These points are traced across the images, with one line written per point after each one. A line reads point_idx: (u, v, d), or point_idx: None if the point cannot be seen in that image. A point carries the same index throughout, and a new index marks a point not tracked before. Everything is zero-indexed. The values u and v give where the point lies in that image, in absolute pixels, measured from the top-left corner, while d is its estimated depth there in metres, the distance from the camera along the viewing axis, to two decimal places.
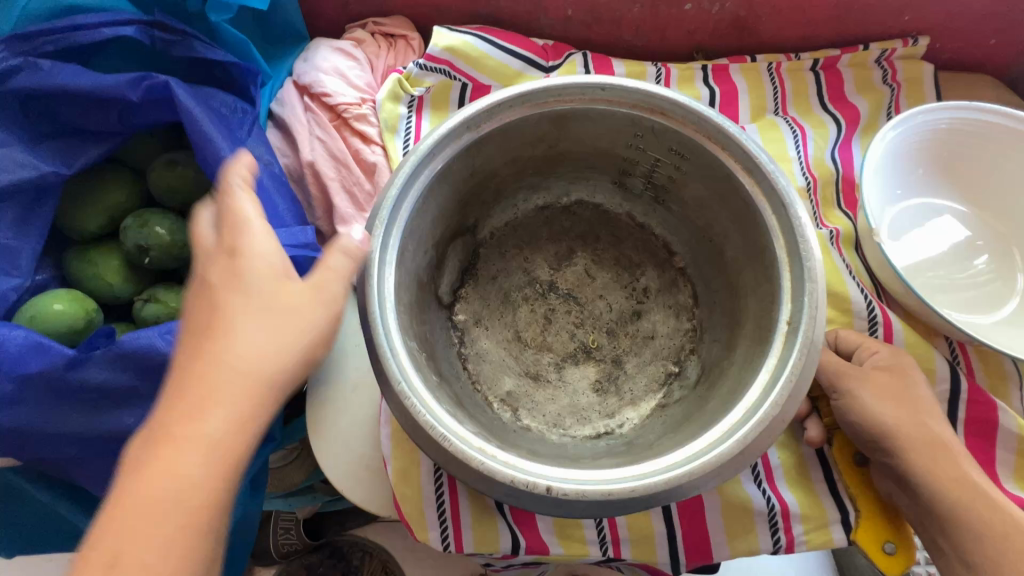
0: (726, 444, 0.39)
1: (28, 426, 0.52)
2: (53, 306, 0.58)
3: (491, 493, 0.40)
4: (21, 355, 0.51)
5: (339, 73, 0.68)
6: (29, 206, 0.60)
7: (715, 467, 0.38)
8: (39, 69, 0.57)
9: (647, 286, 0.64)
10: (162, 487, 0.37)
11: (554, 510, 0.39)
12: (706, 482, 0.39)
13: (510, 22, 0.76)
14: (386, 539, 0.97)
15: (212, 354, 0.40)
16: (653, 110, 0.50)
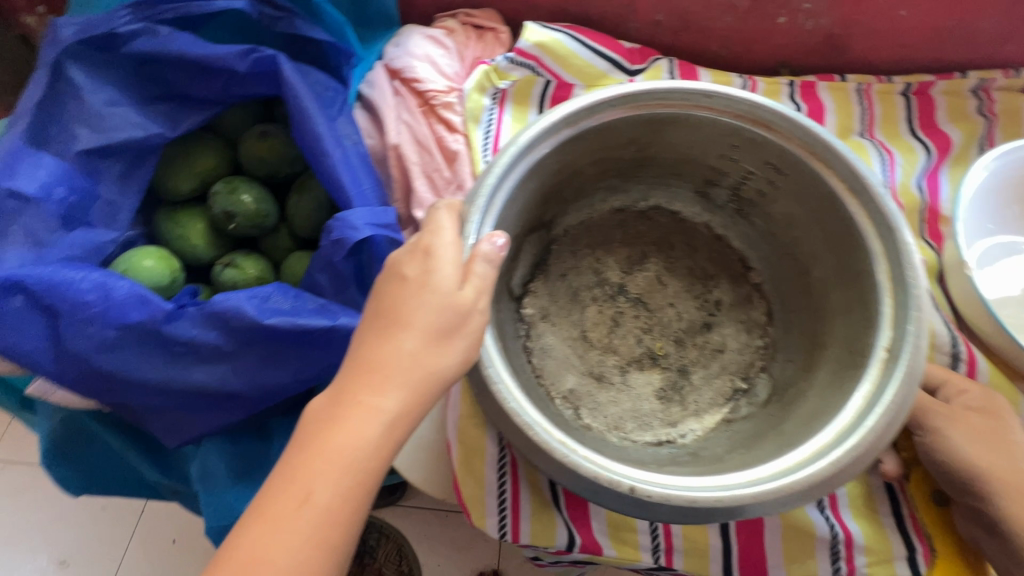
0: (819, 466, 0.38)
1: (120, 373, 0.54)
2: (146, 262, 0.60)
3: (573, 488, 0.40)
4: (125, 304, 0.53)
5: (431, 60, 0.69)
6: (131, 164, 0.63)
7: (805, 487, 0.38)
8: (157, 35, 0.60)
9: (719, 299, 0.63)
10: (343, 456, 0.38)
11: (634, 512, 0.39)
12: (794, 502, 0.38)
13: (597, 23, 0.76)
14: (402, 524, 1.04)
15: (390, 340, 0.40)
16: (756, 122, 0.49)
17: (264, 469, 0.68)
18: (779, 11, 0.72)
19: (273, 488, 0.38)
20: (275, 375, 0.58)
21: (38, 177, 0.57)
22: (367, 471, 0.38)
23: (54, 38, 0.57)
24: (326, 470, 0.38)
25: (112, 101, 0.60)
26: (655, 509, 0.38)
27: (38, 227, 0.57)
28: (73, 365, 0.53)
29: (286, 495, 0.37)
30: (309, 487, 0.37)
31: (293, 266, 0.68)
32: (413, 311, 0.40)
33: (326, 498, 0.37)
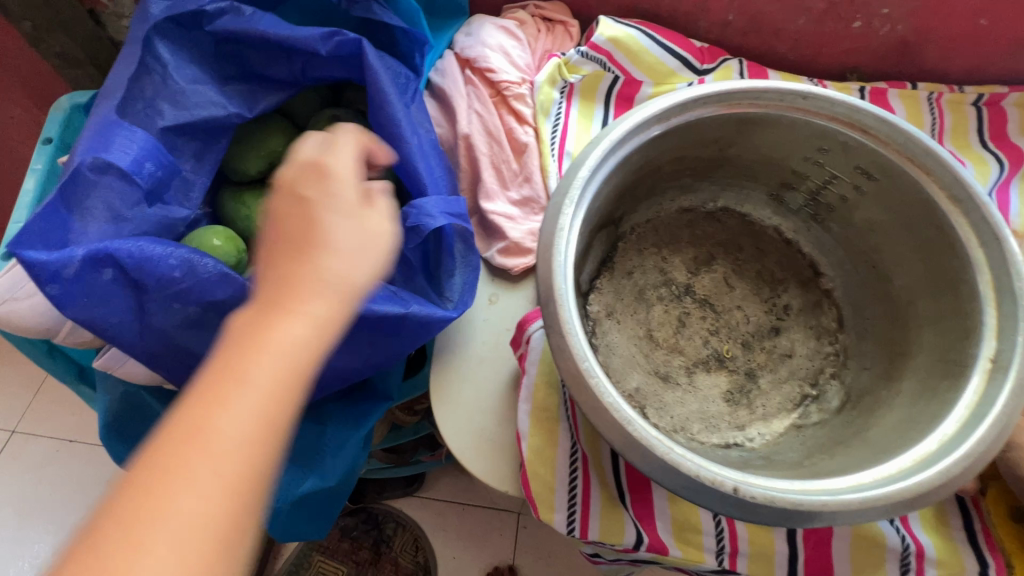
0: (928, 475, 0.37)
1: (203, 350, 0.55)
2: (218, 242, 0.61)
3: (669, 486, 0.40)
4: (211, 283, 0.52)
5: (504, 51, 0.69)
6: (206, 142, 0.63)
7: (911, 496, 0.37)
8: (241, 14, 0.59)
9: (788, 304, 0.63)
10: (255, 368, 0.35)
11: (734, 513, 0.39)
12: (899, 511, 0.38)
13: (666, 21, 0.76)
14: (418, 514, 1.11)
15: (309, 258, 0.39)
16: (852, 126, 0.49)
17: (318, 454, 0.68)
18: (855, 15, 0.71)
19: (185, 418, 0.33)
20: (345, 359, 0.58)
21: (129, 150, 0.54)
22: (286, 398, 0.35)
23: (145, 13, 0.57)
24: (245, 381, 0.34)
25: (195, 80, 0.60)
26: (758, 511, 0.38)
27: (118, 201, 0.55)
28: (151, 342, 0.54)
29: (206, 424, 0.33)
30: (234, 415, 0.33)
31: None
32: (364, 233, 0.41)
33: (244, 412, 0.34)
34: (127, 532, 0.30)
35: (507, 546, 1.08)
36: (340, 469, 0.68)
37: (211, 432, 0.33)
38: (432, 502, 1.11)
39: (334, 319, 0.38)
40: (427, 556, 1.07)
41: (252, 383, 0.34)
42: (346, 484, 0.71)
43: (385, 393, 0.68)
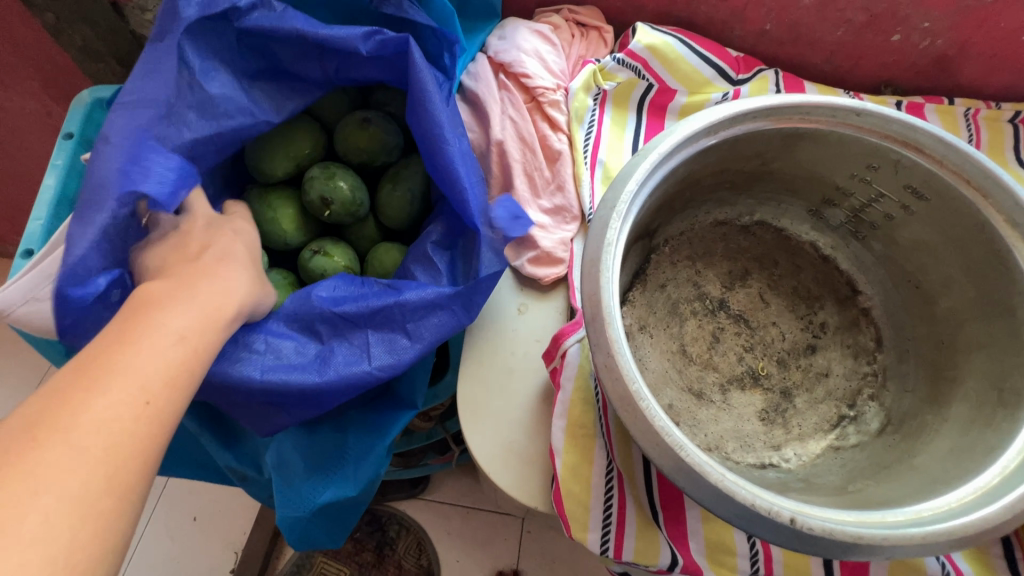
0: (994, 509, 0.36)
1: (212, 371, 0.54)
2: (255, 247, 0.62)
3: (721, 513, 0.38)
4: None
5: (539, 56, 0.68)
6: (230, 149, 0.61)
7: (976, 532, 0.36)
8: (274, 11, 0.58)
9: (824, 322, 0.62)
10: (157, 352, 0.39)
11: (788, 544, 0.38)
12: (963, 546, 0.36)
13: (701, 29, 0.74)
14: (422, 517, 1.09)
15: (217, 276, 0.49)
16: (907, 144, 0.47)
17: (339, 463, 0.66)
18: (895, 28, 0.69)
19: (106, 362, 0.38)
20: (370, 363, 0.57)
21: (165, 179, 0.53)
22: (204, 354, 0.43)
23: (176, 14, 0.54)
24: (140, 357, 0.38)
25: (225, 85, 0.59)
26: (814, 543, 0.37)
27: (146, 225, 0.54)
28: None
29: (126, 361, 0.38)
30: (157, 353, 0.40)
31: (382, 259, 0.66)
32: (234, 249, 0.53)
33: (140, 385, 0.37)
34: (29, 447, 0.32)
35: (510, 552, 1.07)
36: (362, 477, 0.67)
37: (123, 371, 0.37)
38: (437, 505, 1.10)
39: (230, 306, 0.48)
40: (430, 558, 1.06)
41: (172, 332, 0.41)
42: (367, 494, 0.70)
43: (410, 401, 0.66)
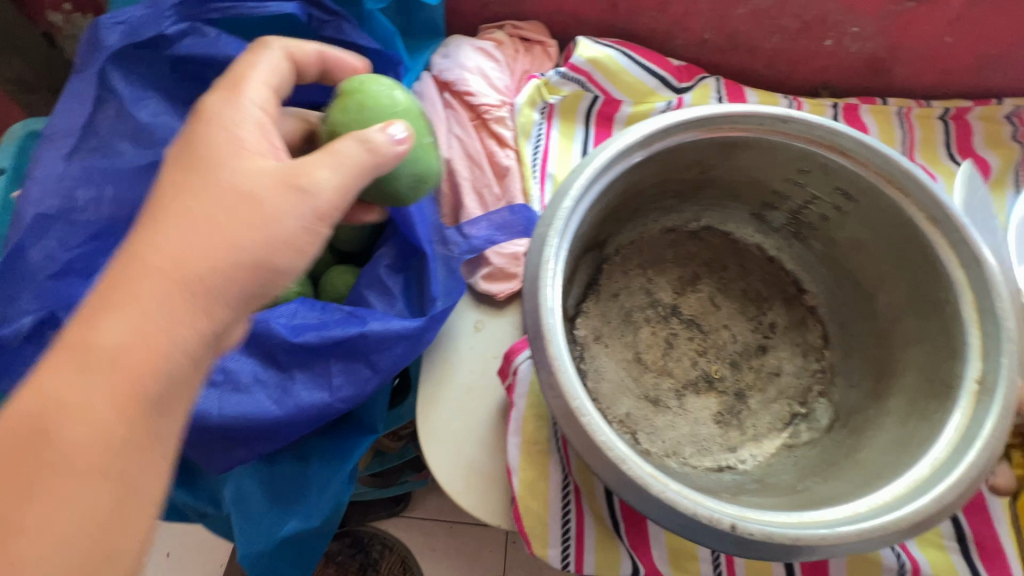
0: (925, 501, 0.37)
1: None
2: (398, 95, 0.49)
3: (664, 523, 0.39)
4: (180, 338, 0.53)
5: (483, 73, 0.68)
6: None
7: (910, 525, 0.37)
8: (204, 36, 0.56)
9: (774, 322, 0.63)
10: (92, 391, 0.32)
11: (731, 549, 0.38)
12: (901, 538, 0.37)
13: (644, 40, 0.76)
14: (404, 536, 1.07)
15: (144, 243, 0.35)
16: (832, 147, 0.49)
17: (302, 494, 0.65)
18: (827, 33, 0.72)
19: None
20: (331, 395, 0.55)
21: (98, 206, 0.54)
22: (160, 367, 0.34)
23: (98, 43, 0.54)
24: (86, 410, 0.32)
25: (158, 113, 0.56)
26: (757, 547, 0.37)
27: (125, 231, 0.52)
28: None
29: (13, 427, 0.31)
30: (50, 409, 0.31)
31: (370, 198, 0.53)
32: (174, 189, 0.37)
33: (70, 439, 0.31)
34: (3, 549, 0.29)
35: (495, 565, 1.05)
36: (323, 508, 0.65)
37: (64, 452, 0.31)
38: (417, 522, 1.08)
39: (176, 278, 0.35)
40: None
41: (56, 371, 0.32)
42: (329, 526, 0.68)
43: (370, 425, 0.65)
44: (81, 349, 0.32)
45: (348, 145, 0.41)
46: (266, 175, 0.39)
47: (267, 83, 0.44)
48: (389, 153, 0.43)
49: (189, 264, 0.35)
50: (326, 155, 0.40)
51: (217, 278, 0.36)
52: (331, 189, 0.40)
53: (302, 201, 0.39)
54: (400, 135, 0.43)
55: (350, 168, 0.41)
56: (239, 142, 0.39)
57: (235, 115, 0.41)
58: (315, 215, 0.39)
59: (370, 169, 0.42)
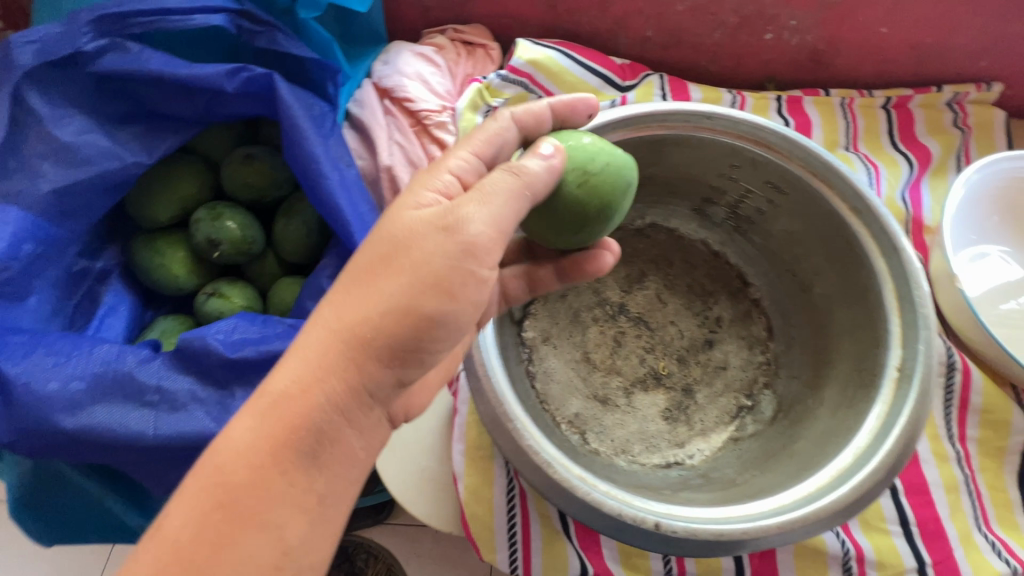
0: (845, 489, 0.38)
1: (96, 432, 0.50)
2: (587, 140, 0.42)
3: (595, 526, 0.39)
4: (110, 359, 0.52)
5: (422, 79, 0.69)
6: (96, 198, 0.58)
7: (831, 514, 0.38)
8: (127, 52, 0.56)
9: (720, 316, 0.63)
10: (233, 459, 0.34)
11: (659, 545, 0.38)
12: (823, 527, 0.38)
13: (588, 39, 0.76)
14: None
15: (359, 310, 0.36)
16: (758, 142, 0.50)
17: None
18: (766, 27, 0.72)
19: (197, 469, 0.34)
20: None
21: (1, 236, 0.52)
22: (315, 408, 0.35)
23: (10, 63, 0.52)
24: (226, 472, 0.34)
25: (82, 131, 0.57)
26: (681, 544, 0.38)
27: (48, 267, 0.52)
28: (25, 421, 0.49)
29: (225, 476, 0.33)
30: (233, 456, 0.34)
31: (587, 201, 0.40)
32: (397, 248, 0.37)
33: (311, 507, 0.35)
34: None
35: None
36: None
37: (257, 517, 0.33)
38: None
39: (336, 327, 0.35)
40: None
41: (250, 415, 0.35)
42: None
43: None
44: (257, 396, 0.35)
45: (496, 175, 0.36)
46: (415, 225, 0.36)
47: (470, 148, 0.41)
48: (542, 176, 0.37)
49: (358, 314, 0.35)
50: (478, 190, 0.36)
51: (380, 328, 0.35)
52: (480, 224, 0.36)
53: (444, 241, 0.35)
54: (547, 153, 0.38)
55: (498, 198, 0.36)
56: (417, 205, 0.37)
57: (431, 187, 0.38)
58: (455, 253, 0.35)
59: (525, 198, 0.37)
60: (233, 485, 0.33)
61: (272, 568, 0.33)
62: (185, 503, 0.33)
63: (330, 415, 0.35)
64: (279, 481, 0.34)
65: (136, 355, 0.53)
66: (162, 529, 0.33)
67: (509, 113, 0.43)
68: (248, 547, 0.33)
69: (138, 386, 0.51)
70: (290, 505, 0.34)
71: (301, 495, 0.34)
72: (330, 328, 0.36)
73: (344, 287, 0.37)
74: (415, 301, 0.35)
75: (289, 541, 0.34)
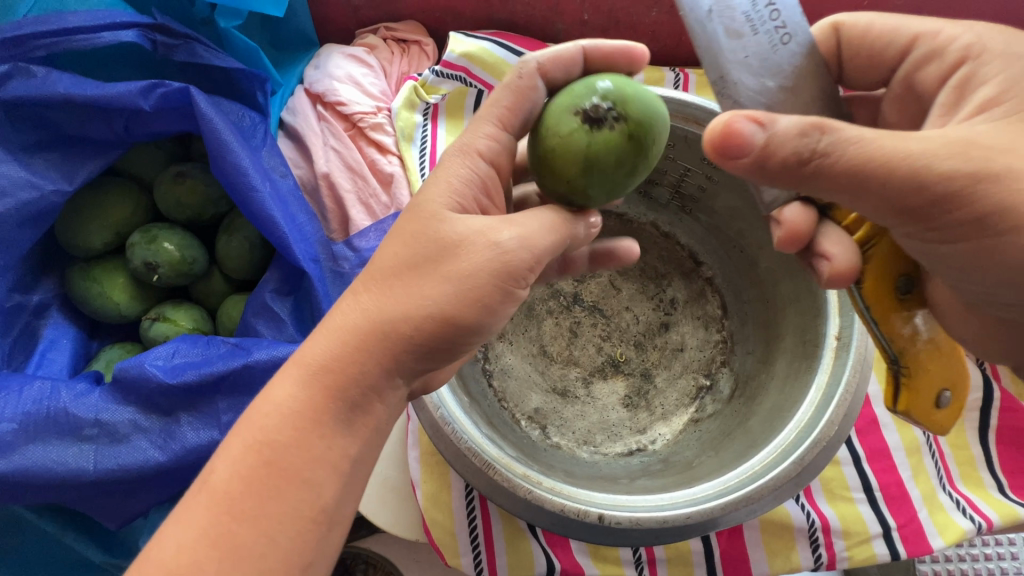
0: (787, 463, 0.40)
1: (33, 472, 0.49)
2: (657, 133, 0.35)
3: (541, 523, 0.42)
4: (42, 397, 0.51)
5: (354, 81, 0.68)
6: (15, 229, 0.56)
7: (774, 488, 0.40)
8: (32, 76, 0.54)
9: (674, 297, 0.62)
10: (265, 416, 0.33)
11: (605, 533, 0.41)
12: (767, 496, 0.41)
13: (525, 27, 0.74)
14: None
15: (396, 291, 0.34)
16: (687, 119, 0.49)
17: None
18: None
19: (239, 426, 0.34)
20: (222, 432, 0.54)
21: None
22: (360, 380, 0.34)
23: None
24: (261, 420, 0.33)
25: None
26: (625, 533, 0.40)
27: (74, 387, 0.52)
28: None
29: (269, 436, 0.33)
30: (273, 417, 0.33)
31: (555, 178, 0.35)
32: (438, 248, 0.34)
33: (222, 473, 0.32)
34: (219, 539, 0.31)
35: None
36: None
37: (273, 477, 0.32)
38: None
39: (375, 318, 0.34)
40: None
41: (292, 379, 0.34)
42: None
43: None
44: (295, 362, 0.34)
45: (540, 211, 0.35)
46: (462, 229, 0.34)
47: (495, 121, 0.38)
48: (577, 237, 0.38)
49: (404, 308, 0.34)
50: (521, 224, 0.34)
51: (421, 327, 0.33)
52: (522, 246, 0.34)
53: (492, 259, 0.33)
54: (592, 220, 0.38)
55: (539, 234, 0.34)
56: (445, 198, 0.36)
57: (462, 168, 0.37)
58: (502, 272, 0.33)
59: (560, 235, 0.36)
60: (279, 445, 0.33)
61: (310, 523, 0.33)
62: (227, 455, 0.33)
63: (365, 390, 0.34)
64: (318, 443, 0.33)
65: (71, 391, 0.52)
66: (208, 482, 0.33)
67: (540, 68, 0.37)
68: (292, 502, 0.32)
69: (77, 419, 0.50)
70: (328, 465, 0.33)
71: (335, 459, 0.34)
72: (370, 316, 0.34)
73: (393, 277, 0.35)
74: (461, 312, 0.34)
75: (325, 499, 0.33)
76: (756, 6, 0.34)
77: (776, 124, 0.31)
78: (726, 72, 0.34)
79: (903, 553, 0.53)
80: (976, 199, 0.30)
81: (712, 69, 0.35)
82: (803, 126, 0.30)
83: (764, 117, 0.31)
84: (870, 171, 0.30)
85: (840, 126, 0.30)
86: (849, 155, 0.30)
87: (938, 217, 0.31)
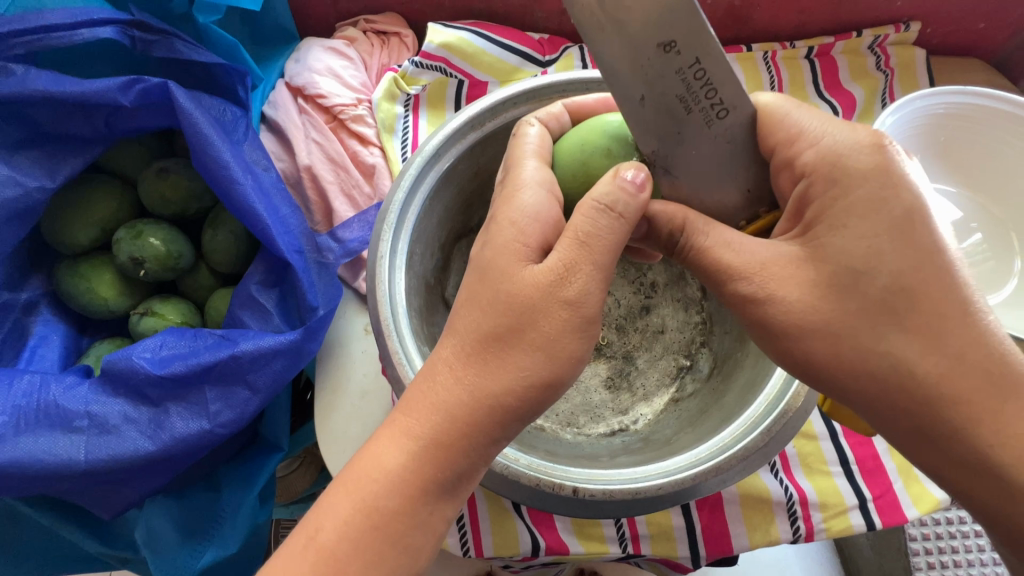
0: (756, 433, 0.42)
1: (20, 465, 0.49)
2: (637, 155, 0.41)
3: (518, 498, 0.43)
4: (33, 391, 0.52)
5: (334, 73, 0.68)
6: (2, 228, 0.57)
7: (739, 459, 0.42)
8: (12, 74, 0.55)
9: (654, 281, 0.63)
10: (377, 493, 0.36)
11: (580, 508, 0.43)
12: (736, 465, 0.43)
13: (504, 16, 0.73)
14: None
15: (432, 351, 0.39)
16: None
17: (218, 521, 0.61)
18: None
19: (352, 486, 0.37)
20: (211, 421, 0.55)
21: None
22: (464, 435, 0.36)
23: None
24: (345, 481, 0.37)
25: None
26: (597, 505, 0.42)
27: (67, 383, 0.53)
28: None
29: (383, 503, 0.36)
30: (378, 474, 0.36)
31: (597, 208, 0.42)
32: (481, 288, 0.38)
33: (328, 540, 0.36)
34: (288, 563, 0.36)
35: None
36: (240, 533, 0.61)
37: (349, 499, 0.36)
38: None
39: (477, 394, 0.36)
40: None
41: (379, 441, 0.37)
42: (249, 554, 0.67)
43: (272, 442, 0.63)
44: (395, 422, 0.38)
45: (588, 221, 0.36)
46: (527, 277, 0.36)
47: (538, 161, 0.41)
48: (641, 198, 0.36)
49: (474, 373, 0.37)
50: (586, 249, 0.36)
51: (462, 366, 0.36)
52: (587, 286, 0.36)
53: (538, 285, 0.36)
54: (634, 179, 0.36)
55: (602, 250, 0.36)
56: (509, 237, 0.38)
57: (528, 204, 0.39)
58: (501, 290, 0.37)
59: (622, 217, 0.36)
60: (387, 511, 0.36)
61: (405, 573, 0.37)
62: (336, 515, 0.36)
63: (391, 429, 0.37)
64: (423, 510, 0.37)
65: (61, 384, 0.53)
66: (319, 540, 0.36)
67: (538, 119, 0.44)
68: (394, 566, 0.36)
69: (67, 412, 0.51)
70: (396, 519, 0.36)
71: (437, 522, 0.37)
72: (472, 392, 0.36)
73: (478, 352, 0.37)
74: (559, 374, 0.36)
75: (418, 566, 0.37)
76: (692, 86, 0.34)
77: (655, 216, 0.38)
78: (657, 147, 0.37)
79: (879, 524, 0.55)
80: (756, 292, 0.36)
81: (646, 145, 0.37)
82: (671, 226, 0.38)
83: (649, 211, 0.39)
84: (703, 269, 0.38)
85: (700, 228, 0.37)
86: (689, 253, 0.38)
87: (753, 308, 0.37)
